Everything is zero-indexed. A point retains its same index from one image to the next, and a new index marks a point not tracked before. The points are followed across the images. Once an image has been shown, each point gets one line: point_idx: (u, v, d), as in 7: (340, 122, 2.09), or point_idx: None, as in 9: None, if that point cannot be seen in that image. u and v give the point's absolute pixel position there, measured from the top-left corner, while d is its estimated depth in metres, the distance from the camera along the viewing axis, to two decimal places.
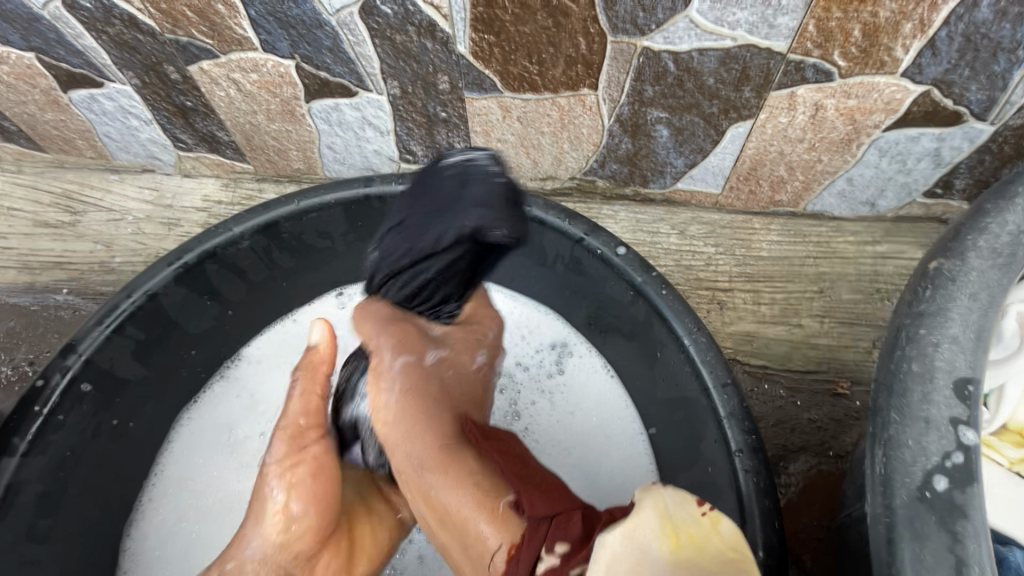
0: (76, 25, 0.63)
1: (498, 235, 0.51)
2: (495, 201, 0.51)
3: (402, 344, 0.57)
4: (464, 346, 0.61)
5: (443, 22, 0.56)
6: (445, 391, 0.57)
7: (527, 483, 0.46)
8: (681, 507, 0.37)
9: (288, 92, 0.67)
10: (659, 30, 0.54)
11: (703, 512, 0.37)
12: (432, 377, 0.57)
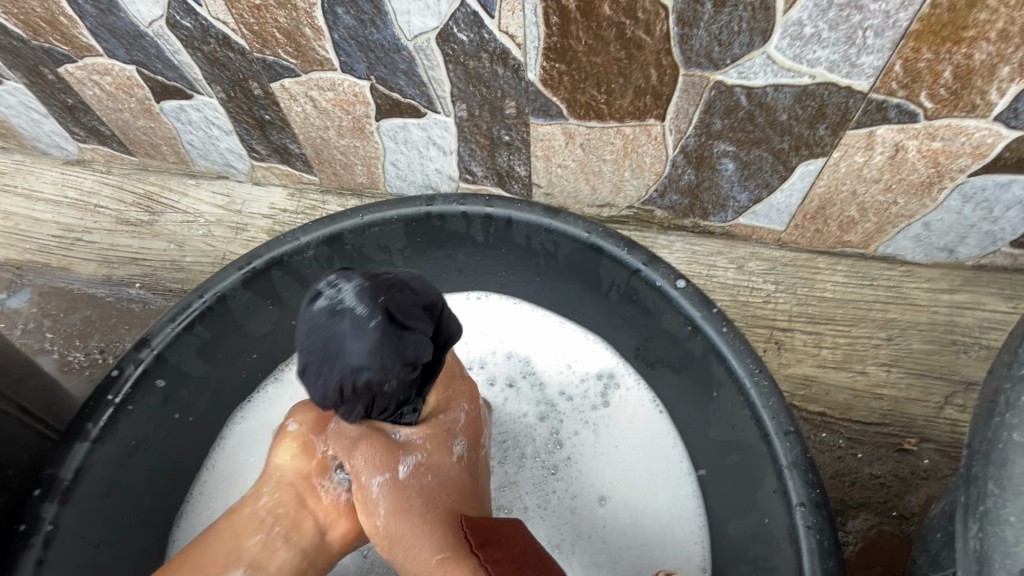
0: (175, 42, 0.68)
1: (397, 374, 0.43)
2: (375, 352, 0.41)
3: (376, 454, 0.51)
4: (441, 441, 0.53)
5: (516, 51, 0.57)
6: (431, 491, 0.52)
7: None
8: None
9: (360, 111, 0.70)
10: (734, 65, 0.53)
11: None
12: (411, 484, 0.51)
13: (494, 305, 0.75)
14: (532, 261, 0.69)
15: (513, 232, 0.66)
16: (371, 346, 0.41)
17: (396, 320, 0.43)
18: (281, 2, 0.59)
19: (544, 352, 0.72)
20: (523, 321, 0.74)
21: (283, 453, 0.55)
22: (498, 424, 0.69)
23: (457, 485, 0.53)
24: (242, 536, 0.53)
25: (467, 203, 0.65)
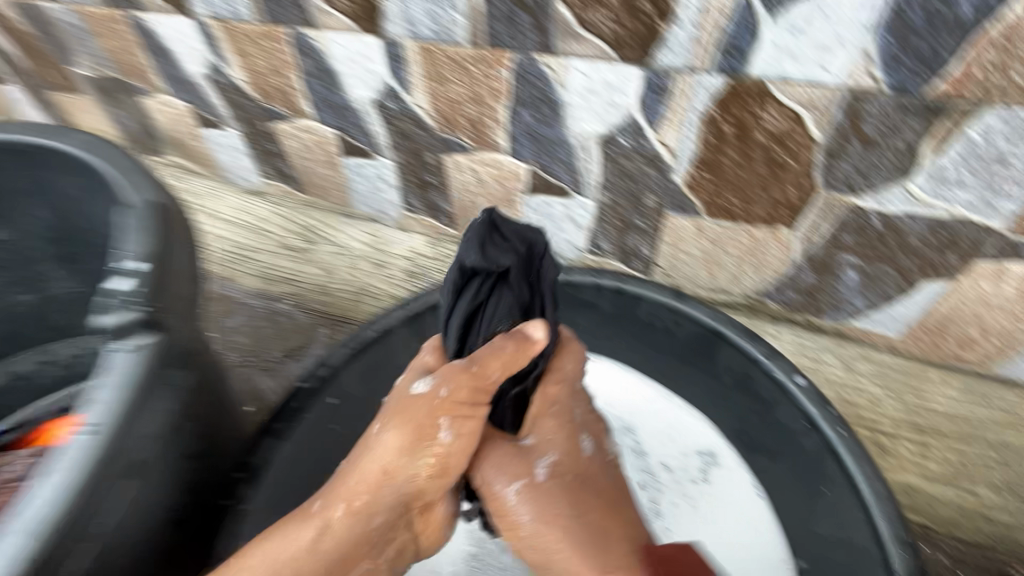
0: (376, 117, 0.82)
1: (488, 264, 0.56)
2: (472, 241, 0.56)
3: (509, 463, 0.60)
4: (571, 439, 0.61)
5: (669, 157, 0.67)
6: (573, 489, 0.59)
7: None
8: None
9: (514, 185, 0.82)
10: (872, 193, 0.59)
11: None
12: (550, 490, 0.59)
13: (600, 368, 0.79)
14: (649, 336, 0.75)
15: (639, 307, 0.73)
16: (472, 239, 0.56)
17: (500, 230, 0.57)
18: (476, 99, 0.72)
19: (647, 421, 0.75)
20: (627, 388, 0.77)
21: (398, 443, 0.55)
22: None
23: (579, 491, 0.59)
24: (354, 542, 0.56)
25: (600, 278, 0.73)
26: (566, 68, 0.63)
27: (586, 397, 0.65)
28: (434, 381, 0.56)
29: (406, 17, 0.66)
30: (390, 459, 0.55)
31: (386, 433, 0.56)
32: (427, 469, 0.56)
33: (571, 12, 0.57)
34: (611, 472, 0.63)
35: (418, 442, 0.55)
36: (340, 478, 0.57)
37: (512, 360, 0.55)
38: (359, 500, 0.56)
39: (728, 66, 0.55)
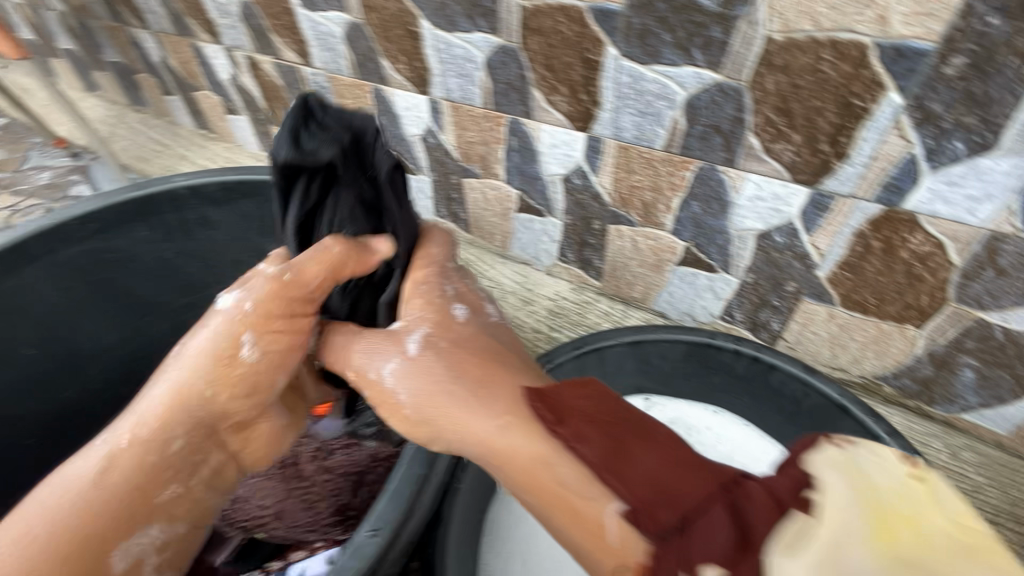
0: (560, 188, 1.01)
1: (303, 155, 0.63)
2: (294, 142, 0.62)
3: (378, 346, 0.66)
4: (443, 316, 0.68)
5: (816, 256, 0.81)
6: (459, 345, 0.65)
7: (653, 498, 0.50)
8: (883, 469, 0.48)
9: (667, 256, 0.98)
10: (999, 311, 0.71)
11: (914, 475, 0.47)
12: (434, 362, 0.63)
13: (727, 422, 0.96)
14: (777, 402, 0.89)
15: (772, 376, 0.87)
16: (294, 128, 0.63)
17: (355, 140, 0.65)
18: (655, 188, 0.89)
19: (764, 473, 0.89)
20: (748, 441, 0.93)
21: (204, 344, 0.63)
22: None
23: (484, 359, 0.64)
24: (149, 468, 0.61)
25: (741, 345, 0.87)
26: (743, 179, 0.79)
27: (459, 276, 0.75)
28: (250, 294, 0.64)
29: (615, 124, 0.85)
30: (187, 374, 0.63)
31: (204, 329, 0.65)
32: (229, 384, 0.64)
33: (760, 142, 0.74)
34: (491, 335, 0.69)
35: (223, 359, 0.63)
36: (138, 405, 0.64)
37: (347, 263, 0.65)
38: (157, 423, 0.62)
39: (886, 199, 0.70)
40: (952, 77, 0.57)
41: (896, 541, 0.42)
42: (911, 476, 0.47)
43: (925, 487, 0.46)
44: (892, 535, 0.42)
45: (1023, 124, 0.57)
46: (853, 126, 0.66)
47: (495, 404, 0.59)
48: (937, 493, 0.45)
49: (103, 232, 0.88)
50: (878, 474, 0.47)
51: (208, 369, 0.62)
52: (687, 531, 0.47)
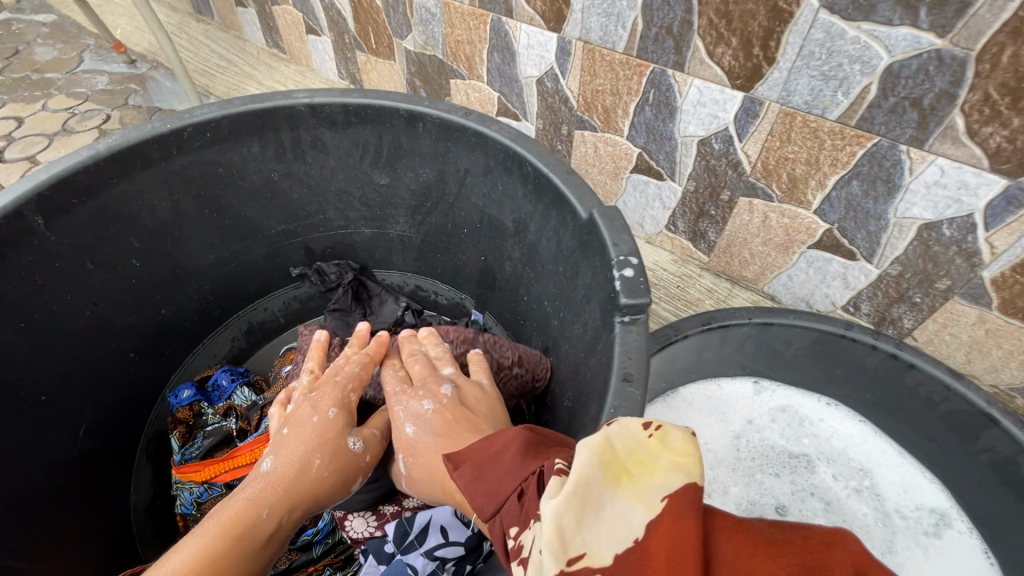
0: (693, 151, 0.94)
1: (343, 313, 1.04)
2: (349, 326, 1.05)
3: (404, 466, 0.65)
4: (431, 382, 0.66)
5: (986, 254, 0.75)
6: (446, 418, 0.60)
7: (492, 496, 0.44)
8: (626, 437, 0.38)
9: (800, 237, 0.92)
10: None
11: (652, 433, 0.38)
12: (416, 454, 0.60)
13: (839, 418, 0.93)
14: (907, 402, 0.85)
15: (907, 375, 0.82)
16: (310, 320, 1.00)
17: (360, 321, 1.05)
18: (811, 163, 0.82)
19: (883, 472, 0.88)
20: (864, 439, 0.91)
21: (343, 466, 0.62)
22: (839, 512, 0.84)
23: (458, 412, 0.61)
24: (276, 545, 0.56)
25: (879, 340, 0.82)
26: (928, 162, 0.72)
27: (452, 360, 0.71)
28: (364, 444, 0.65)
29: (785, 87, 0.77)
30: (327, 482, 0.60)
31: (322, 452, 0.61)
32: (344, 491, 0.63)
33: (965, 123, 0.66)
34: (482, 401, 0.64)
35: (345, 474, 0.62)
36: (274, 481, 0.58)
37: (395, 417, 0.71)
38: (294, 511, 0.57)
39: None
40: None
41: (629, 484, 0.35)
42: (652, 432, 0.38)
43: (660, 434, 0.37)
44: (625, 479, 0.35)
45: None
46: None
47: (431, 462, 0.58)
48: (673, 440, 0.37)
49: (217, 144, 0.83)
50: (642, 430, 0.38)
51: (342, 486, 0.62)
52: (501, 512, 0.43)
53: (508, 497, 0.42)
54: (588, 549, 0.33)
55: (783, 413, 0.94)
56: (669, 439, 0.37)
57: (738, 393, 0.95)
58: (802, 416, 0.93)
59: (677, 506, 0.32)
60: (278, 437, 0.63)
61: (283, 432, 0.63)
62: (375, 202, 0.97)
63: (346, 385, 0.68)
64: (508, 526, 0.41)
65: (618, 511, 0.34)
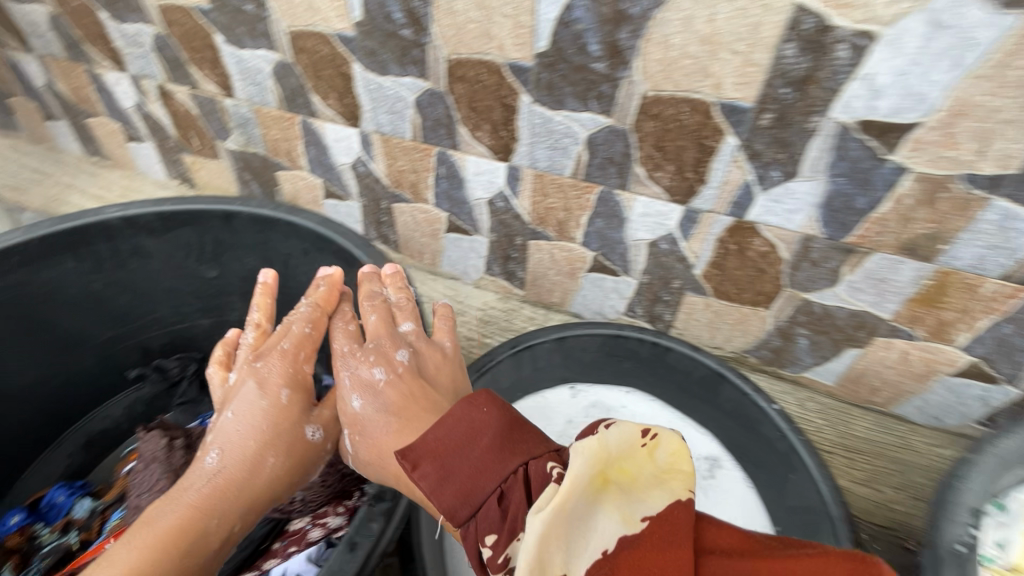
0: (485, 210, 1.15)
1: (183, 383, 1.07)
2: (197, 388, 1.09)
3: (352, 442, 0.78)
4: (384, 359, 0.75)
5: (692, 258, 1.03)
6: (403, 400, 0.70)
7: (467, 499, 0.56)
8: (619, 443, 0.55)
9: (579, 264, 1.16)
10: (816, 291, 0.97)
11: (644, 442, 0.57)
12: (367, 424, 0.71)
13: (637, 399, 1.11)
14: (675, 376, 1.09)
15: (668, 355, 1.07)
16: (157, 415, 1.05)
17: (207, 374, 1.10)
18: (566, 209, 1.07)
19: None
20: (657, 415, 1.09)
21: (299, 447, 0.79)
22: None
23: (411, 391, 0.71)
24: (228, 540, 0.71)
25: (643, 333, 1.07)
26: (634, 200, 0.99)
27: (403, 335, 0.80)
28: (323, 430, 0.82)
29: (531, 155, 1.01)
30: (274, 477, 0.76)
31: (274, 454, 0.77)
32: (300, 474, 0.80)
33: (644, 171, 0.94)
34: (432, 372, 0.76)
35: (297, 459, 0.79)
36: (225, 480, 0.73)
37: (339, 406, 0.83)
38: (242, 505, 0.73)
39: (736, 213, 0.92)
40: (765, 126, 0.80)
41: (610, 488, 0.53)
42: (642, 441, 0.57)
43: (647, 448, 0.57)
44: (605, 483, 0.53)
45: (813, 157, 0.80)
46: (708, 160, 0.87)
47: (386, 429, 0.69)
48: (658, 452, 0.57)
49: (26, 266, 0.86)
50: (624, 443, 0.56)
51: (294, 472, 0.78)
52: (475, 517, 0.55)
53: (487, 502, 0.55)
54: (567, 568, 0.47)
55: (593, 407, 1.12)
56: (666, 446, 0.58)
57: (556, 399, 1.12)
58: (608, 407, 1.12)
59: (663, 526, 0.50)
60: (226, 430, 0.78)
61: (236, 417, 0.79)
62: (207, 292, 1.04)
63: (293, 369, 0.83)
64: (485, 534, 0.53)
65: (606, 521, 0.50)
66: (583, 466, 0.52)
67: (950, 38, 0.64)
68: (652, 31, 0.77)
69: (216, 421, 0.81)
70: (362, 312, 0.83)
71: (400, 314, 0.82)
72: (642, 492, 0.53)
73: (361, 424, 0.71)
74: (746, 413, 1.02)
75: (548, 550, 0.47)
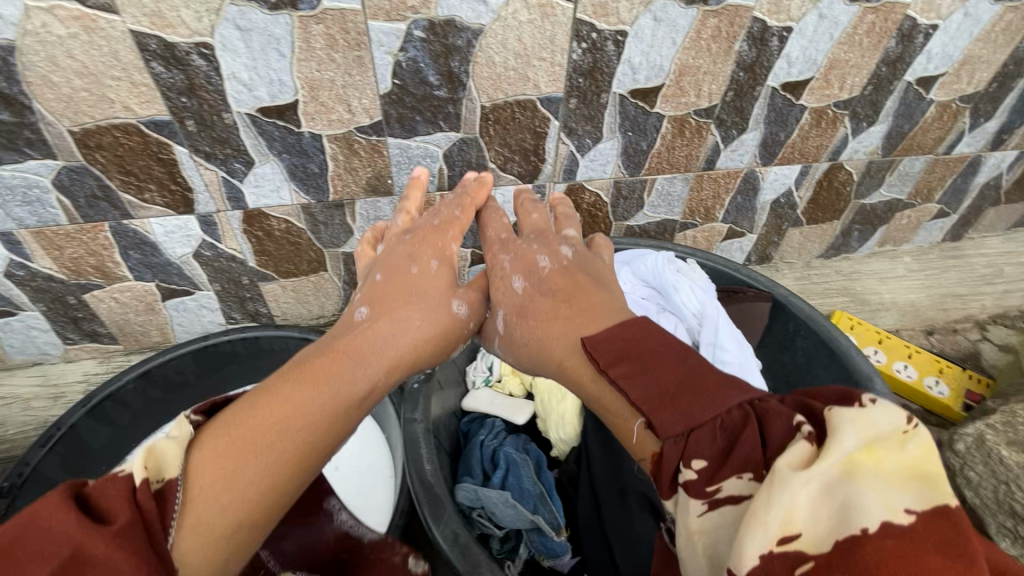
0: (9, 283, 1.07)
1: None
2: None
3: (442, 324, 0.84)
4: (523, 266, 0.87)
5: (240, 254, 1.13)
6: (632, 337, 0.62)
7: (668, 405, 0.52)
8: (887, 420, 0.44)
9: (150, 298, 1.17)
10: (346, 244, 1.17)
11: (906, 429, 0.44)
12: (530, 295, 0.81)
13: None
14: (278, 355, 1.19)
15: (260, 341, 1.17)
16: None
17: None
18: (93, 254, 1.06)
19: None
20: None
21: (416, 318, 0.82)
22: None
23: (574, 284, 0.78)
24: (331, 356, 0.71)
25: (229, 334, 1.14)
26: (149, 225, 1.04)
27: (505, 248, 0.92)
28: (443, 242, 0.94)
29: (11, 216, 0.97)
30: (416, 329, 0.81)
31: (407, 316, 0.81)
32: (428, 347, 0.82)
33: (132, 196, 0.99)
34: (569, 267, 0.83)
35: (431, 335, 0.83)
36: (346, 342, 0.74)
37: (473, 298, 0.90)
38: (391, 360, 0.76)
39: (238, 205, 1.04)
40: (195, 131, 0.92)
41: (861, 467, 0.42)
42: (908, 429, 0.44)
43: (902, 436, 0.43)
44: (868, 455, 0.42)
45: (253, 146, 0.96)
46: (177, 170, 0.97)
47: (546, 337, 0.73)
48: (908, 442, 0.43)
49: None
50: (896, 420, 0.44)
51: (438, 339, 0.83)
52: (688, 441, 0.50)
53: (699, 429, 0.49)
54: (802, 531, 0.41)
55: None
56: (920, 443, 0.44)
57: None
58: None
59: (931, 521, 0.39)
60: (385, 288, 0.85)
61: (377, 305, 0.82)
62: None
63: (444, 232, 0.95)
64: (694, 456, 0.49)
65: (863, 497, 0.40)
66: (854, 442, 0.43)
67: (259, 36, 0.83)
68: (26, 75, 0.80)
69: (359, 296, 0.87)
70: (523, 214, 1.00)
71: (563, 224, 0.98)
72: (892, 477, 0.41)
73: (522, 301, 0.81)
74: None
75: (789, 511, 0.41)
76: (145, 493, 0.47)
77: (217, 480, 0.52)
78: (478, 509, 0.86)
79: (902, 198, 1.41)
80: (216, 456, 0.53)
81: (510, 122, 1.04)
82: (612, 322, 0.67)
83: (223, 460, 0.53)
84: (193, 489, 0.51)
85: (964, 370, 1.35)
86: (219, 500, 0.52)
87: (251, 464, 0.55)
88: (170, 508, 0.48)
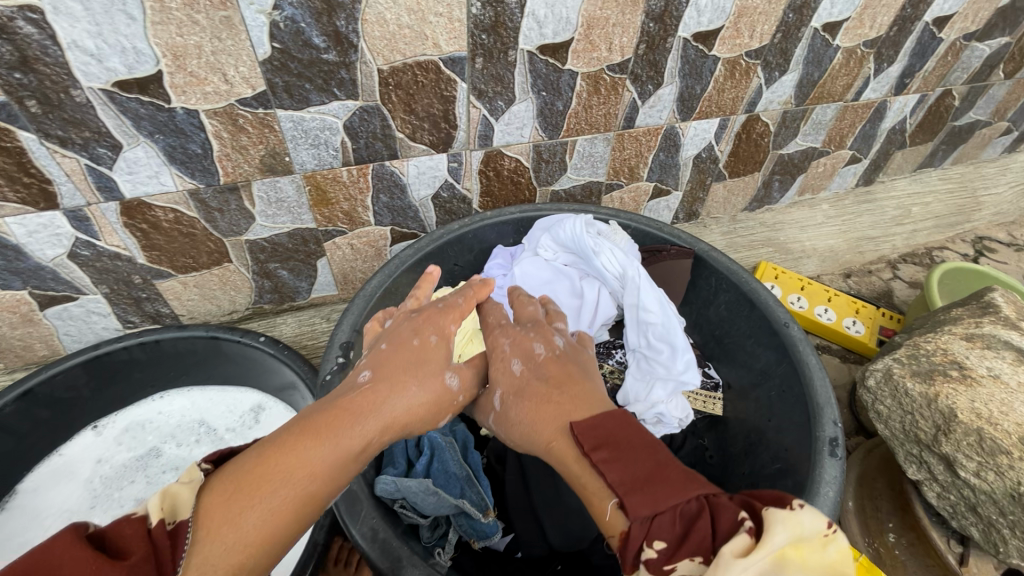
0: None
1: None
2: None
3: (429, 403, 0.69)
4: (524, 347, 0.73)
5: (125, 251, 1.02)
6: (612, 421, 0.58)
7: (639, 488, 0.50)
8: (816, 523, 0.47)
9: (24, 308, 1.04)
10: (249, 231, 1.07)
11: (829, 532, 0.47)
12: (528, 377, 0.69)
13: (175, 398, 1.16)
14: (185, 359, 1.10)
15: (162, 345, 1.06)
16: None
17: None
18: None
19: (212, 411, 1.15)
20: (195, 399, 1.16)
21: (404, 396, 0.67)
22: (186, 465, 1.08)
23: (565, 367, 0.69)
24: (334, 414, 0.62)
25: (124, 340, 1.03)
26: (3, 225, 0.90)
27: (506, 330, 0.79)
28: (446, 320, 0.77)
29: None
30: (413, 397, 0.68)
31: (406, 386, 0.68)
32: (423, 415, 0.68)
33: None
34: (575, 360, 0.72)
35: (426, 401, 0.69)
36: (354, 399, 0.64)
37: (466, 379, 0.74)
38: (394, 417, 0.65)
39: (111, 196, 0.93)
40: (39, 113, 0.79)
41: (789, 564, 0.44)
42: (830, 531, 0.47)
43: (828, 538, 0.47)
44: (797, 551, 0.45)
45: (116, 127, 0.84)
46: (27, 160, 0.84)
47: (538, 419, 0.63)
48: (829, 545, 0.46)
49: None
50: (823, 525, 0.47)
51: (431, 410, 0.69)
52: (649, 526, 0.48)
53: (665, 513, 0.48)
54: None
55: (126, 431, 1.12)
56: (839, 547, 0.47)
57: (80, 446, 1.09)
58: (143, 420, 1.13)
59: None
60: (387, 351, 0.71)
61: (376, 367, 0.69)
62: None
63: (446, 315, 0.78)
64: (654, 539, 0.47)
65: None
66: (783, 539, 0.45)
67: None
68: None
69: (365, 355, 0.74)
70: (520, 305, 0.85)
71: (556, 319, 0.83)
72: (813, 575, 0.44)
73: (521, 384, 0.68)
74: (251, 357, 1.09)
75: None
76: (161, 530, 0.47)
77: (222, 525, 0.49)
78: (398, 500, 0.79)
79: (817, 146, 1.44)
80: (223, 498, 0.51)
81: (412, 86, 0.96)
82: (604, 405, 0.62)
83: (233, 504, 0.51)
84: (200, 533, 0.48)
85: (878, 308, 1.42)
86: (222, 545, 0.48)
87: (255, 510, 0.51)
88: (178, 548, 0.46)
